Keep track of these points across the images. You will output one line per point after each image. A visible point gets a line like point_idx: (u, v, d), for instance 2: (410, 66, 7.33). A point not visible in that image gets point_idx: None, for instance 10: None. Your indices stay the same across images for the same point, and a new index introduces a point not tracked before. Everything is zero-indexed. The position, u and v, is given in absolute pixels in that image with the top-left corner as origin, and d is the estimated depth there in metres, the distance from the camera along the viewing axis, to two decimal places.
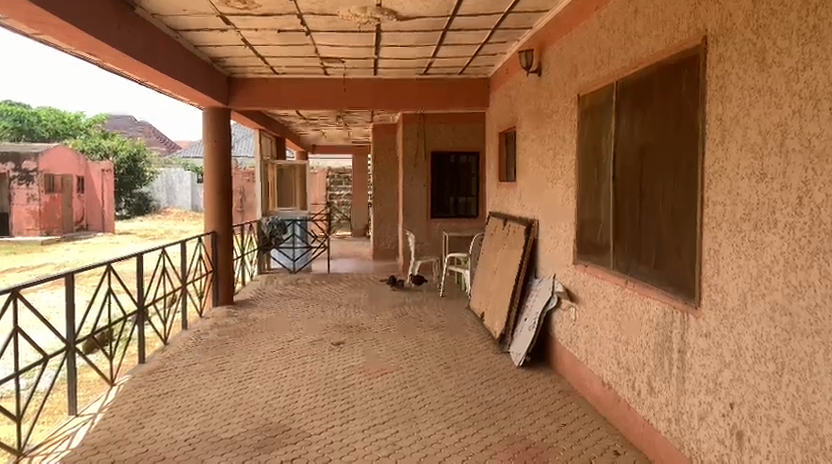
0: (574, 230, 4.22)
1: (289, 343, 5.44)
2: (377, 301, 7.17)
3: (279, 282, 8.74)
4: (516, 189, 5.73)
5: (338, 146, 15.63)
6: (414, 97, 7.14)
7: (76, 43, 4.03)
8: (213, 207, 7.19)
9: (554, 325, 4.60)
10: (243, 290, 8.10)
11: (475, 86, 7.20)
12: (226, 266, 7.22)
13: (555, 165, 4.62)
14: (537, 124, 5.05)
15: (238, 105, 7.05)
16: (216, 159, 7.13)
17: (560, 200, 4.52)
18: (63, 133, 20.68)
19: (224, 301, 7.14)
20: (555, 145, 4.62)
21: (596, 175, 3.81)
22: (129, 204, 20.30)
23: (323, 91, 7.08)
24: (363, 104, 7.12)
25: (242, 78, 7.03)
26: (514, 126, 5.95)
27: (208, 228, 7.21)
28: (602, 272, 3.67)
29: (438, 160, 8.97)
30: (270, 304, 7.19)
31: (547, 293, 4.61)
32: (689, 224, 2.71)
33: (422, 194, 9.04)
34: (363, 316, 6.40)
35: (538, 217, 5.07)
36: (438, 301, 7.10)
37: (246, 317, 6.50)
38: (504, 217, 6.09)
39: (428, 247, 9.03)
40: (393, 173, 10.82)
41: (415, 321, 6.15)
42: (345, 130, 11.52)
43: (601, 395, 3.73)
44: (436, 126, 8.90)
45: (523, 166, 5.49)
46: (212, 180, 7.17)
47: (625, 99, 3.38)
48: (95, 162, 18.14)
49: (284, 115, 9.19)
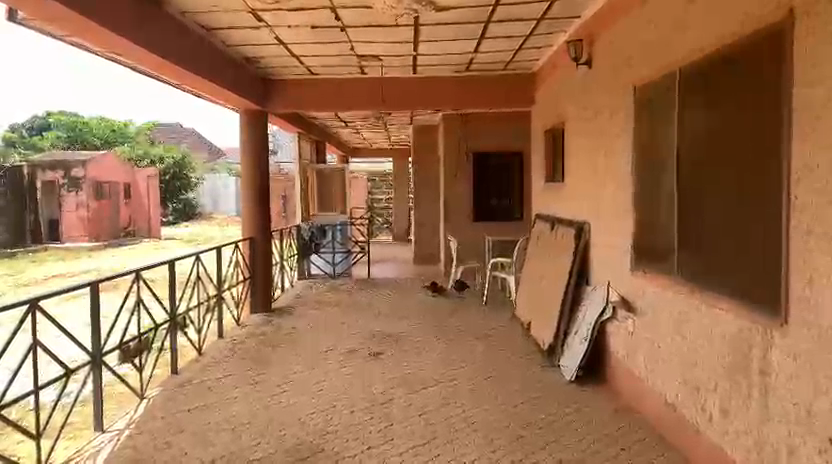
0: (630, 233, 3.85)
1: (325, 354, 5.21)
2: (417, 308, 6.90)
3: (319, 288, 8.57)
4: (564, 190, 5.37)
5: (379, 149, 15.43)
6: (455, 96, 6.85)
7: (105, 45, 3.91)
8: (249, 212, 7.05)
9: (608, 336, 4.25)
10: (282, 296, 7.95)
11: (519, 82, 6.87)
12: (263, 272, 7.06)
13: (607, 164, 4.27)
14: (587, 121, 4.70)
15: (275, 108, 6.91)
16: (252, 163, 6.98)
17: (613, 202, 4.17)
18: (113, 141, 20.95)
19: (261, 308, 6.99)
20: (606, 142, 4.27)
21: (654, 173, 3.46)
22: (175, 210, 20.69)
23: (360, 91, 6.86)
24: (401, 104, 6.86)
25: (278, 81, 6.89)
26: (562, 123, 5.59)
27: (245, 234, 7.08)
28: (663, 280, 3.31)
29: (480, 160, 8.68)
30: (309, 311, 7.00)
31: (600, 302, 4.27)
32: (764, 228, 2.35)
33: (464, 197, 8.75)
34: (403, 324, 6.13)
35: (589, 220, 4.73)
36: (481, 308, 6.78)
37: (283, 326, 6.31)
38: (551, 220, 5.75)
39: (470, 252, 8.72)
40: (434, 176, 10.55)
41: (457, 330, 5.84)
42: (385, 133, 11.33)
43: (663, 417, 3.35)
44: (478, 127, 8.59)
45: (572, 166, 5.14)
46: (248, 185, 7.02)
47: (688, 86, 3.02)
48: (141, 169, 18.28)
49: (322, 118, 9.01)
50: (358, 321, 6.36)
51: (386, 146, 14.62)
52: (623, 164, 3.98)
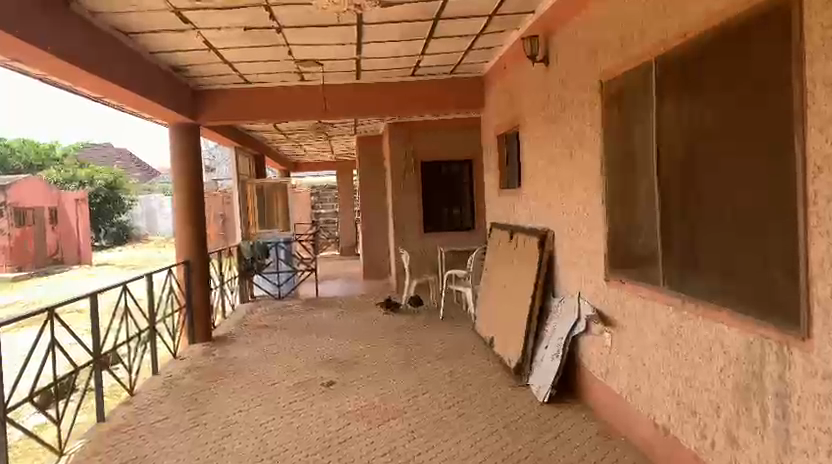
0: (603, 240, 3.57)
1: (275, 386, 4.75)
2: (372, 328, 6.50)
3: (264, 311, 8.04)
4: (523, 196, 5.10)
5: (321, 162, 14.96)
6: (402, 102, 6.49)
7: (5, 51, 3.38)
8: (183, 233, 6.48)
9: (580, 351, 3.95)
10: (224, 323, 7.40)
11: (469, 86, 6.58)
12: (202, 298, 6.51)
13: (572, 166, 3.99)
14: (546, 121, 4.42)
15: (209, 120, 6.39)
16: (185, 181, 6.43)
17: (581, 207, 3.88)
18: (38, 163, 19.70)
19: (201, 337, 6.43)
20: (571, 142, 3.99)
21: (630, 172, 3.18)
22: (108, 234, 19.55)
23: (301, 99, 6.42)
24: (345, 112, 6.46)
25: (211, 90, 6.38)
26: (517, 126, 5.31)
27: (179, 257, 6.51)
28: (646, 291, 3.03)
29: (429, 170, 8.36)
30: (254, 337, 6.49)
31: (571, 315, 3.97)
32: (772, 225, 2.08)
33: (413, 207, 8.40)
34: (358, 347, 5.72)
35: (552, 227, 4.44)
36: (440, 324, 6.43)
37: (227, 356, 5.80)
38: (509, 228, 5.46)
39: (423, 265, 8.38)
40: (381, 188, 10.18)
41: (417, 350, 5.47)
42: (328, 144, 10.90)
43: (653, 441, 3.05)
44: (425, 135, 8.29)
45: (531, 170, 4.86)
46: (182, 203, 6.46)
47: (669, 75, 2.76)
48: (68, 192, 17.25)
49: (261, 130, 8.52)
50: (309, 346, 5.92)
51: (330, 159, 14.19)
52: (591, 166, 3.69)
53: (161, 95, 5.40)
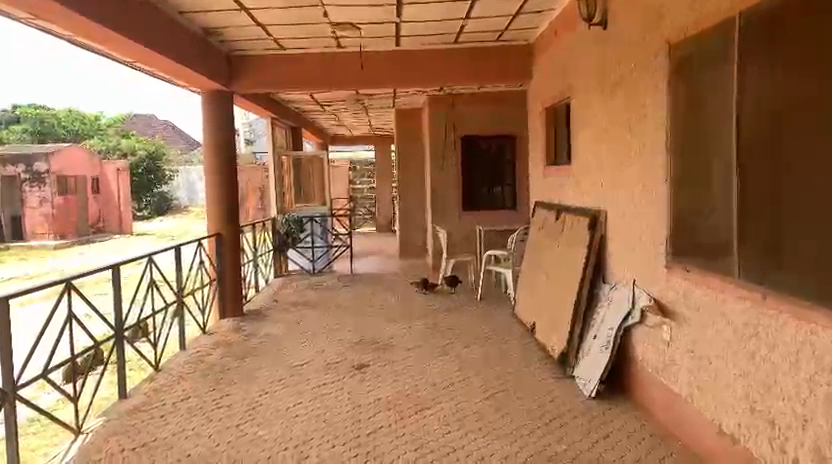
0: (664, 223, 3.21)
1: (304, 367, 4.53)
2: (406, 308, 6.25)
3: (298, 287, 7.87)
4: (572, 174, 4.74)
5: (360, 136, 14.71)
6: (444, 71, 6.14)
7: (22, 3, 3.14)
8: (214, 205, 6.29)
9: (633, 344, 3.62)
10: (256, 298, 7.24)
11: (514, 55, 6.18)
12: (233, 272, 6.34)
13: (630, 141, 3.60)
14: (602, 91, 4.03)
15: (241, 88, 6.15)
16: (217, 152, 6.22)
17: (639, 185, 3.50)
18: (83, 134, 19.91)
19: (231, 313, 6.28)
20: (630, 114, 3.59)
21: (702, 146, 2.80)
22: (148, 204, 19.62)
23: (337, 67, 6.13)
24: (382, 82, 6.14)
25: (244, 57, 6.13)
26: (567, 97, 4.92)
27: (211, 230, 6.33)
28: (717, 282, 2.66)
29: (470, 146, 8.01)
30: (285, 314, 6.30)
31: (624, 305, 3.63)
32: None
33: (453, 184, 8.07)
34: (391, 328, 5.47)
35: (605, 207, 4.08)
36: (477, 307, 6.14)
37: (256, 333, 5.62)
38: (555, 208, 5.10)
39: (461, 244, 8.07)
40: (419, 163, 9.87)
41: (453, 334, 5.20)
42: (366, 117, 10.61)
43: (717, 450, 2.71)
44: (466, 108, 7.93)
45: (581, 145, 4.49)
46: (213, 174, 6.26)
47: (752, 35, 2.37)
48: (110, 161, 17.28)
49: (298, 101, 8.27)
50: (341, 325, 5.70)
51: (369, 134, 13.92)
52: (653, 139, 3.31)
53: (192, 60, 5.16)
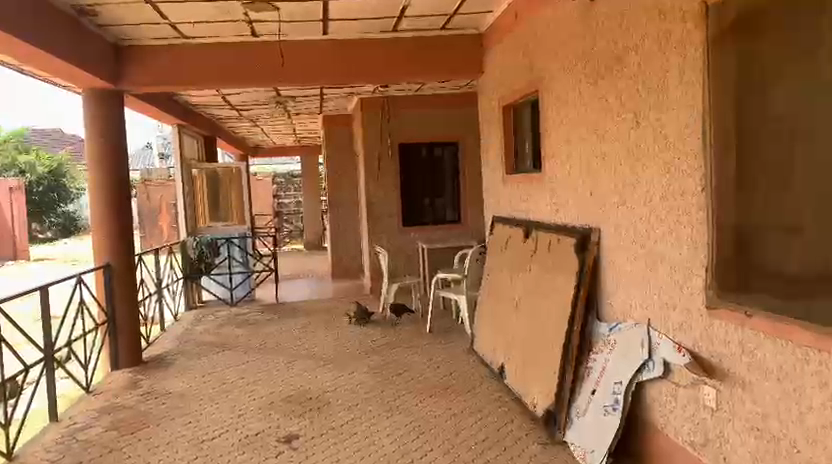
0: (700, 248, 2.38)
1: (214, 445, 3.44)
2: (345, 346, 5.27)
3: (214, 321, 6.70)
4: (545, 183, 3.91)
5: (284, 147, 13.66)
6: (381, 64, 5.20)
7: None
8: (100, 228, 5.07)
9: (648, 404, 2.80)
10: (161, 339, 6.03)
11: (463, 45, 5.31)
12: (128, 312, 5.16)
13: (638, 140, 2.78)
14: (591, 78, 3.21)
15: (134, 85, 5.00)
16: (104, 165, 5.02)
17: (655, 197, 2.67)
18: None
19: (127, 362, 5.07)
20: (637, 104, 2.77)
21: (779, 140, 1.98)
22: (53, 225, 17.65)
23: (254, 60, 5.08)
24: (308, 77, 5.14)
25: (137, 47, 4.99)
26: (535, 91, 4.10)
27: (98, 260, 5.11)
28: (807, 335, 1.83)
29: (408, 154, 7.12)
30: (196, 360, 5.18)
31: (637, 353, 2.81)
32: None
33: (391, 197, 7.12)
34: (328, 377, 4.47)
35: (596, 226, 3.24)
36: (427, 342, 5.23)
37: (156, 390, 4.47)
38: (523, 224, 4.27)
39: (403, 265, 7.12)
40: (351, 175, 8.92)
41: (405, 382, 4.25)
42: (289, 124, 9.56)
43: None
44: (403, 112, 7.03)
45: (558, 148, 3.68)
46: (99, 190, 5.04)
47: None
48: (1, 180, 15.17)
49: (209, 104, 7.14)
50: (265, 374, 4.65)
51: (294, 144, 12.87)
52: (678, 135, 2.48)
53: (63, 48, 4.00)
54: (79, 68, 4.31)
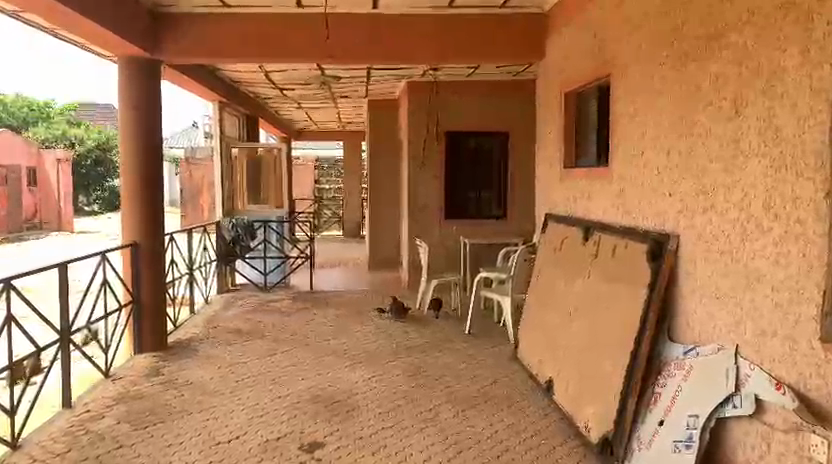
0: (814, 270, 1.95)
1: (230, 448, 3.14)
2: (378, 344, 4.93)
3: (244, 307, 6.45)
4: (612, 181, 3.49)
5: (327, 131, 13.40)
6: (434, 42, 4.82)
7: None
8: (130, 205, 4.84)
9: (731, 444, 2.37)
10: (188, 322, 5.80)
11: (524, 27, 4.90)
12: (154, 294, 4.94)
13: (736, 135, 2.35)
14: (677, 62, 2.77)
15: (172, 55, 4.71)
16: (136, 139, 4.77)
17: (755, 203, 2.24)
18: (34, 122, 17.22)
19: (150, 346, 4.85)
20: (737, 92, 2.34)
21: None
22: (99, 198, 17.83)
23: (299, 34, 4.76)
24: (353, 53, 4.79)
25: (178, 15, 4.71)
26: (605, 78, 3.67)
27: (125, 237, 4.87)
28: None
29: (455, 143, 6.72)
30: (221, 349, 4.92)
31: (719, 384, 2.38)
32: None
33: (434, 187, 6.74)
34: (358, 377, 4.14)
35: (674, 232, 2.81)
36: (466, 345, 4.86)
37: (176, 379, 4.22)
38: (583, 224, 3.85)
39: (443, 259, 6.75)
40: (394, 163, 8.57)
41: (441, 391, 3.89)
42: (333, 107, 9.26)
43: None
44: (452, 99, 6.64)
45: (630, 141, 3.25)
46: (130, 164, 4.80)
47: None
48: (49, 150, 15.11)
49: (251, 81, 6.86)
50: (291, 369, 4.36)
51: (337, 128, 12.59)
52: (793, 128, 2.04)
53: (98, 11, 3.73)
54: (114, 34, 4.04)
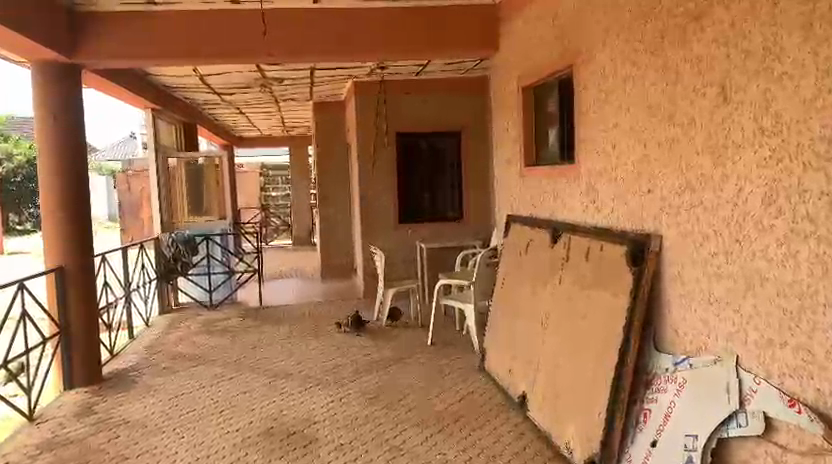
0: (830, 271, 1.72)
1: None
2: (336, 362, 4.59)
3: (189, 328, 6.00)
4: (581, 178, 3.25)
5: (272, 137, 12.95)
6: (381, 37, 4.51)
7: None
8: (52, 224, 4.35)
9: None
10: (126, 349, 5.31)
11: (476, 19, 4.66)
12: (85, 323, 4.46)
13: (726, 123, 2.13)
14: (651, 47, 2.55)
15: (93, 58, 4.23)
16: (55, 153, 4.29)
17: (753, 197, 2.01)
18: None
19: (82, 380, 4.37)
20: (725, 75, 2.12)
21: None
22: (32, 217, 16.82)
23: (235, 31, 4.38)
24: (295, 51, 4.44)
25: (98, 13, 4.25)
26: (568, 69, 3.44)
27: (48, 261, 4.39)
28: None
29: (406, 145, 6.42)
30: (163, 378, 4.48)
31: (719, 400, 2.14)
32: None
33: (386, 190, 6.42)
34: (317, 404, 3.78)
35: (655, 233, 2.58)
36: (430, 358, 4.57)
37: (111, 417, 3.78)
38: (551, 226, 3.60)
39: (400, 266, 6.45)
40: (343, 168, 8.23)
41: (409, 413, 3.57)
42: (277, 111, 8.85)
43: None
44: (402, 98, 6.34)
45: (600, 134, 3.02)
46: (49, 180, 4.31)
47: None
48: None
49: (186, 84, 6.40)
50: (242, 398, 3.97)
51: (282, 134, 12.16)
52: (795, 114, 1.82)
53: (7, 10, 3.27)
54: (25, 37, 3.58)
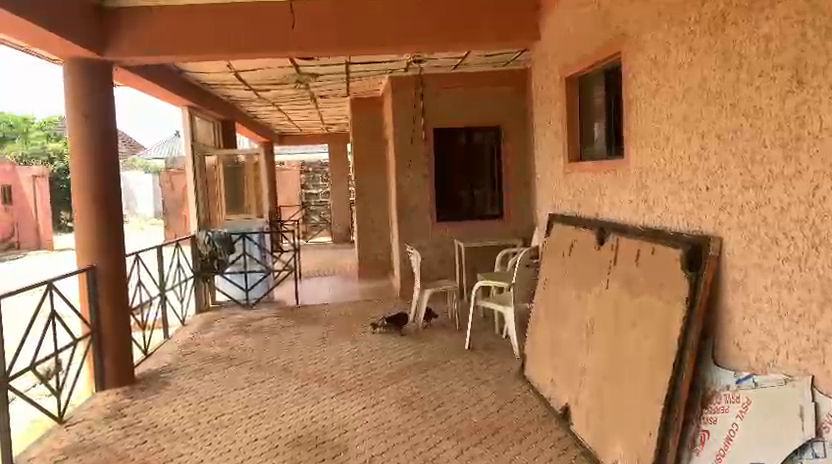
0: None
1: None
2: (370, 366, 4.43)
3: (224, 327, 5.94)
4: (629, 175, 3.01)
5: (310, 135, 12.92)
6: (417, 28, 4.32)
7: None
8: (83, 224, 4.30)
9: None
10: (160, 349, 5.26)
11: (516, 8, 4.43)
12: (116, 324, 4.41)
13: (799, 112, 1.87)
14: (711, 29, 2.29)
15: (123, 55, 4.15)
16: (86, 152, 4.24)
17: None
18: (11, 138, 16.53)
19: (113, 381, 4.32)
20: (798, 57, 1.86)
21: None
22: None
23: (266, 24, 4.26)
24: (327, 43, 4.28)
25: (129, 8, 4.17)
26: (615, 57, 3.19)
27: (80, 261, 4.35)
28: None
29: (444, 140, 6.21)
30: (193, 380, 4.40)
31: (792, 425, 1.89)
32: None
33: (423, 187, 6.23)
34: (347, 412, 3.63)
35: (715, 235, 2.33)
36: (467, 363, 4.37)
37: (139, 421, 3.69)
38: (597, 225, 3.36)
39: (437, 265, 6.25)
40: (381, 165, 8.08)
41: (443, 424, 3.38)
42: (314, 108, 8.74)
43: None
44: (440, 93, 6.13)
45: (652, 127, 2.77)
46: (81, 178, 4.26)
47: None
48: (24, 167, 14.21)
49: (222, 81, 6.33)
50: (271, 404, 3.84)
51: (321, 131, 12.10)
52: None
53: (35, 8, 3.19)
54: (56, 33, 3.52)
